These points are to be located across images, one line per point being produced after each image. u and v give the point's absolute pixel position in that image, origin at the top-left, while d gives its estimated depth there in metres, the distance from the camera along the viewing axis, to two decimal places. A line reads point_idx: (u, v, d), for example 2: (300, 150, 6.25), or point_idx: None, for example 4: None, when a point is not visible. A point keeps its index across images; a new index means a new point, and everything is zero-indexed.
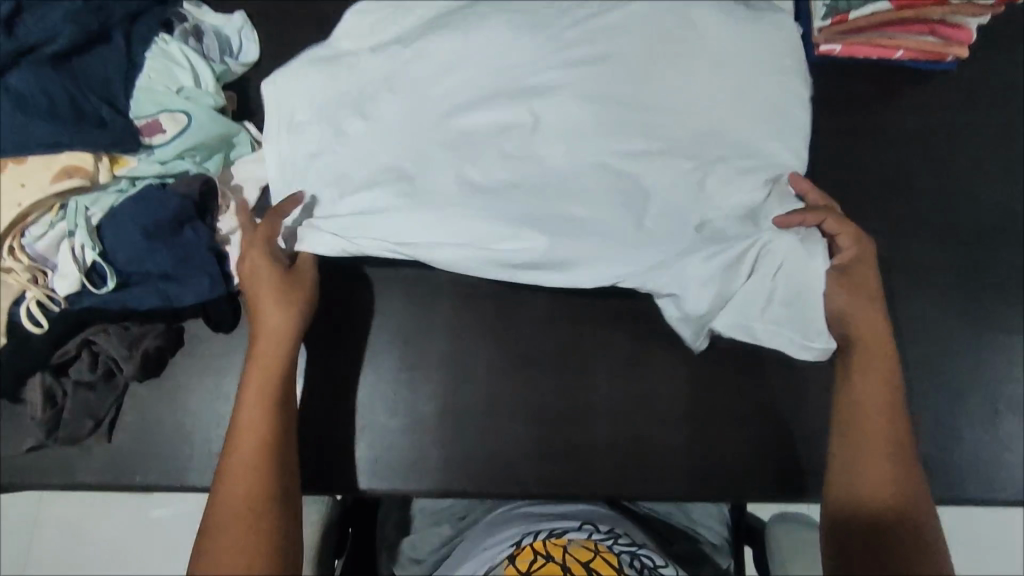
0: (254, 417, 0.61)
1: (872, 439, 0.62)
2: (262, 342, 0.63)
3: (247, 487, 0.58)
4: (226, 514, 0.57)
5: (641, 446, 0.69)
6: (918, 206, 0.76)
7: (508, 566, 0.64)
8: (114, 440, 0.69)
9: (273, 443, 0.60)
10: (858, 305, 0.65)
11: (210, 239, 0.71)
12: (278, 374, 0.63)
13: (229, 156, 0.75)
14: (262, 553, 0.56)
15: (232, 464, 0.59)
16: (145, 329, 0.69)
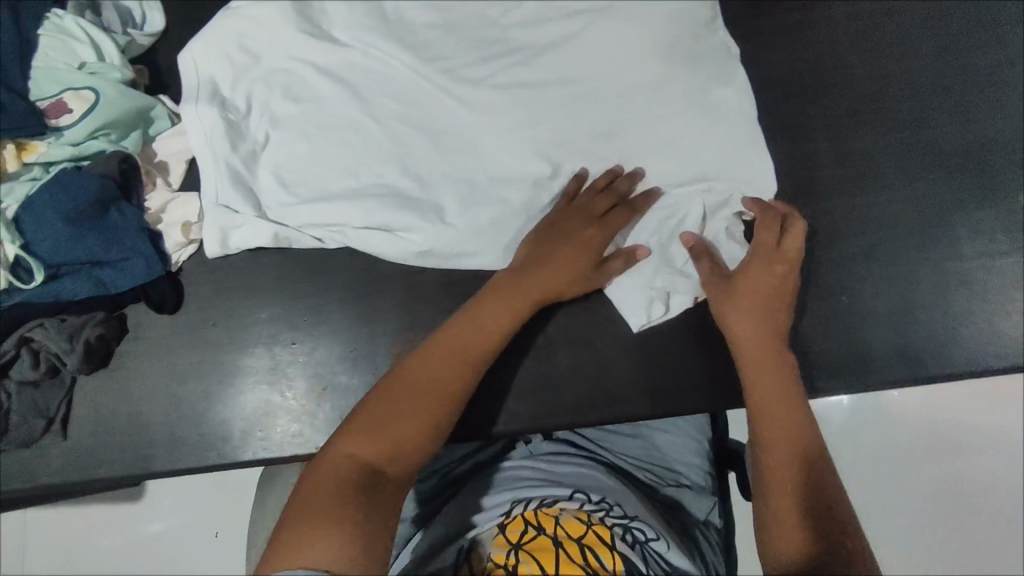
0: (495, 303, 0.64)
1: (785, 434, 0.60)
2: (512, 285, 0.65)
3: (406, 403, 0.57)
4: (401, 398, 0.57)
5: (605, 370, 0.70)
6: (853, 101, 0.76)
7: (498, 536, 0.64)
8: (70, 437, 0.67)
9: (442, 366, 0.59)
10: (752, 283, 0.66)
11: (139, 218, 0.67)
12: (567, 264, 0.66)
13: (148, 133, 0.72)
14: (399, 451, 0.54)
15: (386, 384, 0.58)
16: (84, 319, 0.66)
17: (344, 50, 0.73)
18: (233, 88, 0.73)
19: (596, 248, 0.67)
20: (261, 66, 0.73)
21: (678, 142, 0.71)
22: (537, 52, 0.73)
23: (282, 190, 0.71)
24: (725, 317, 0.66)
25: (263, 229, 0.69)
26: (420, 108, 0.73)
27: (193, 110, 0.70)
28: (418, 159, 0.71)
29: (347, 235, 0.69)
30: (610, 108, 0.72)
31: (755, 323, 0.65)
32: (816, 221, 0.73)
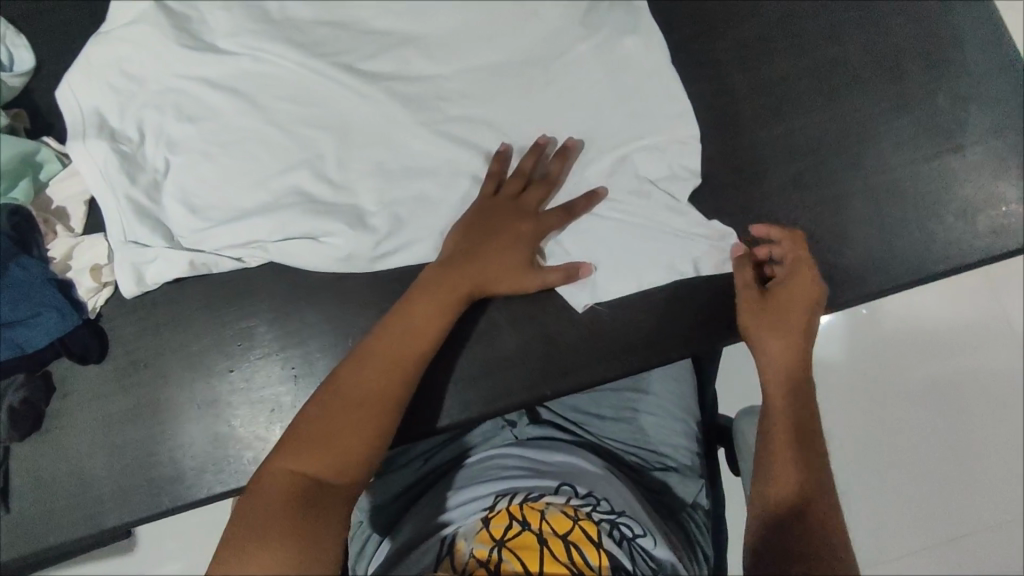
0: (425, 300, 0.61)
1: (788, 425, 0.61)
2: (445, 279, 0.62)
3: (343, 410, 0.56)
4: (334, 411, 0.56)
5: (554, 341, 0.69)
6: (758, 29, 0.75)
7: (481, 532, 0.61)
8: (13, 509, 0.64)
9: (379, 370, 0.58)
10: (799, 287, 0.64)
11: (43, 270, 0.64)
12: (500, 264, 0.64)
13: (39, 178, 0.68)
14: (338, 465, 0.54)
15: (325, 392, 0.57)
16: (6, 384, 0.64)
17: (230, 58, 0.69)
18: (120, 117, 0.69)
19: (532, 246, 0.65)
20: (144, 90, 0.69)
21: (589, 99, 0.70)
22: (431, 30, 0.71)
23: (192, 216, 0.67)
24: (748, 316, 0.65)
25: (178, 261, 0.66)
26: (319, 106, 0.69)
27: (80, 147, 0.66)
28: (326, 160, 0.69)
29: (267, 252, 0.67)
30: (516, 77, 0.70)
31: (785, 325, 0.64)
32: (742, 157, 0.72)
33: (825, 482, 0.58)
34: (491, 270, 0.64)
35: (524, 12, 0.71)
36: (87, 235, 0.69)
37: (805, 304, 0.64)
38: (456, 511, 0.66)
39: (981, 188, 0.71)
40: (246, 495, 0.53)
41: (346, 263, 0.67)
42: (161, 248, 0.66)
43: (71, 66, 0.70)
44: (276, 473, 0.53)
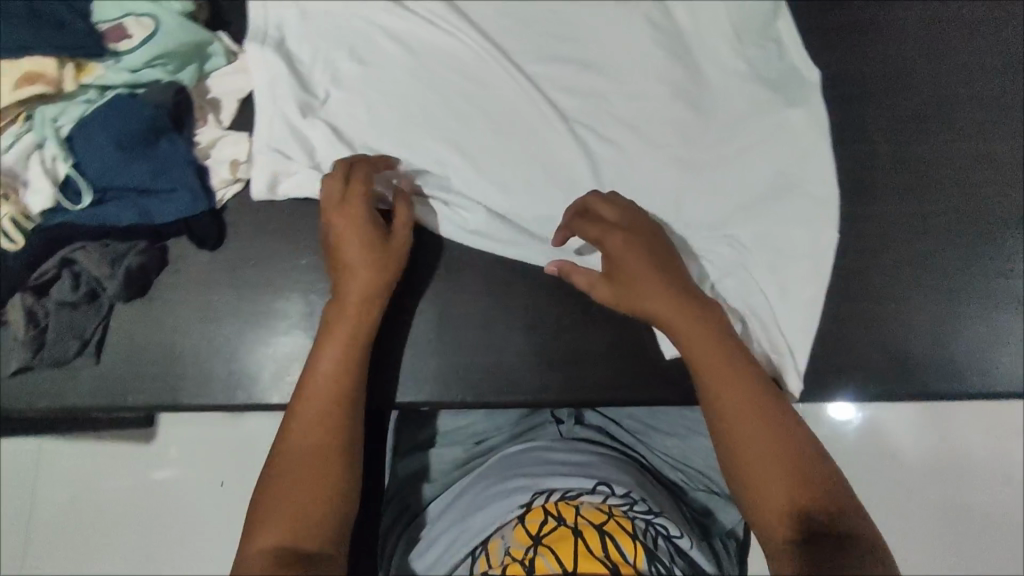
0: (326, 355, 0.62)
1: (747, 413, 0.56)
2: (343, 315, 0.63)
3: (304, 467, 0.56)
4: (297, 471, 0.56)
5: (642, 354, 0.68)
6: (917, 105, 0.74)
7: (519, 528, 0.62)
8: (103, 362, 0.68)
9: (322, 427, 0.58)
10: (647, 271, 0.63)
11: (187, 152, 0.67)
12: (380, 241, 0.64)
13: (203, 68, 0.71)
14: (308, 524, 0.54)
15: (280, 457, 0.57)
16: (127, 247, 0.67)
17: (410, 10, 0.74)
18: (296, 34, 0.73)
19: (377, 232, 0.64)
20: (325, 17, 0.74)
21: (725, 135, 0.73)
22: (595, 36, 0.76)
23: (334, 141, 0.70)
24: (634, 297, 0.63)
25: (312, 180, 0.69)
26: (480, 71, 0.73)
27: (258, 50, 0.71)
28: (469, 124, 0.72)
29: (394, 194, 0.69)
30: (668, 96, 0.74)
31: (664, 305, 0.62)
32: (865, 225, 0.72)
33: (805, 468, 0.54)
34: (383, 266, 0.64)
35: (683, 47, 0.76)
36: (232, 130, 0.72)
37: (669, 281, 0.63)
38: (489, 508, 0.67)
39: None
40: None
41: (468, 226, 0.69)
42: (299, 163, 0.69)
43: None
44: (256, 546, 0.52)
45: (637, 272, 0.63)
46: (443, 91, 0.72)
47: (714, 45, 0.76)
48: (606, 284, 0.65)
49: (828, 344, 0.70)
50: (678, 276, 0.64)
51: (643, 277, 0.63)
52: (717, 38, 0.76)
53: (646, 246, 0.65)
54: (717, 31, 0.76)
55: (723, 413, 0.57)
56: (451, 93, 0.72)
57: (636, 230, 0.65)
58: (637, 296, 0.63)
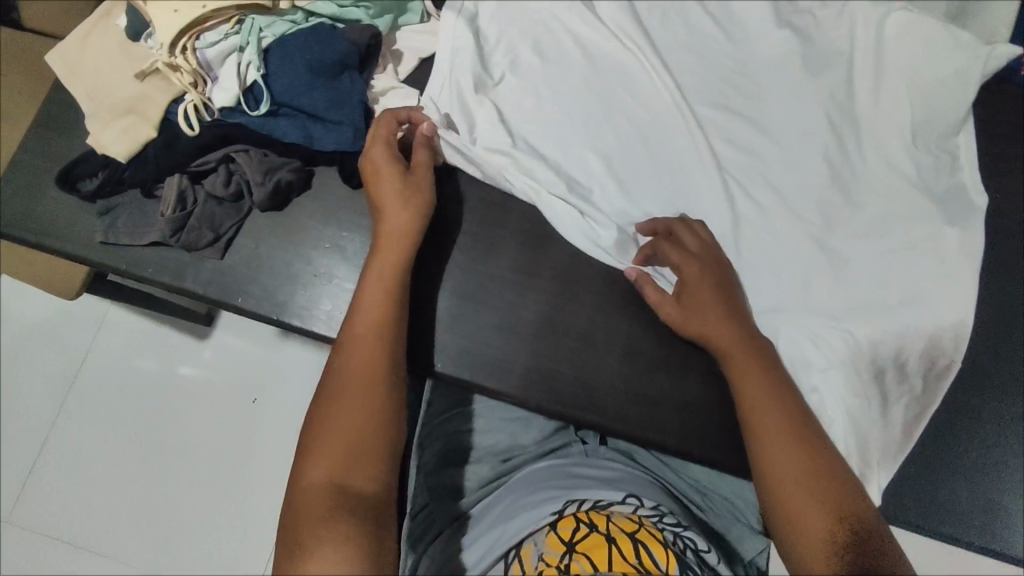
0: (370, 289, 0.61)
1: (785, 429, 0.59)
2: (383, 252, 0.63)
3: (348, 399, 0.55)
4: (342, 399, 0.55)
5: (727, 417, 0.68)
6: None
7: (551, 535, 0.60)
8: (225, 259, 0.71)
9: (363, 358, 0.57)
10: (708, 276, 0.65)
11: (363, 92, 0.70)
12: (390, 181, 0.64)
13: (398, 21, 0.75)
14: (359, 456, 0.53)
15: (327, 393, 0.56)
16: (282, 161, 0.70)
17: (603, 23, 0.76)
18: (490, 15, 0.76)
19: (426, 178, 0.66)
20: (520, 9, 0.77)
21: (874, 230, 0.71)
22: (767, 95, 0.75)
23: (495, 124, 0.72)
24: (691, 300, 0.65)
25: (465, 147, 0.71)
26: (651, 99, 0.74)
27: (453, 22, 0.74)
28: (626, 146, 0.73)
29: (537, 191, 0.71)
30: (828, 176, 0.73)
31: (718, 317, 0.64)
32: (989, 364, 0.69)
33: (841, 480, 0.56)
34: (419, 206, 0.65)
35: (854, 130, 0.74)
36: (405, 84, 0.75)
37: (725, 292, 0.65)
38: (516, 517, 0.65)
39: None
40: (283, 518, 0.51)
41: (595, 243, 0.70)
42: (460, 135, 0.71)
43: None
44: (304, 482, 0.51)
45: (711, 312, 0.64)
46: (609, 105, 0.74)
47: (886, 138, 0.74)
48: (671, 308, 0.66)
49: (918, 469, 0.67)
50: (749, 326, 0.65)
51: (705, 288, 0.65)
52: (891, 132, 0.74)
53: (722, 291, 0.65)
54: (895, 127, 0.74)
55: (764, 426, 0.59)
56: (615, 109, 0.74)
57: (716, 274, 0.66)
58: (694, 304, 0.65)
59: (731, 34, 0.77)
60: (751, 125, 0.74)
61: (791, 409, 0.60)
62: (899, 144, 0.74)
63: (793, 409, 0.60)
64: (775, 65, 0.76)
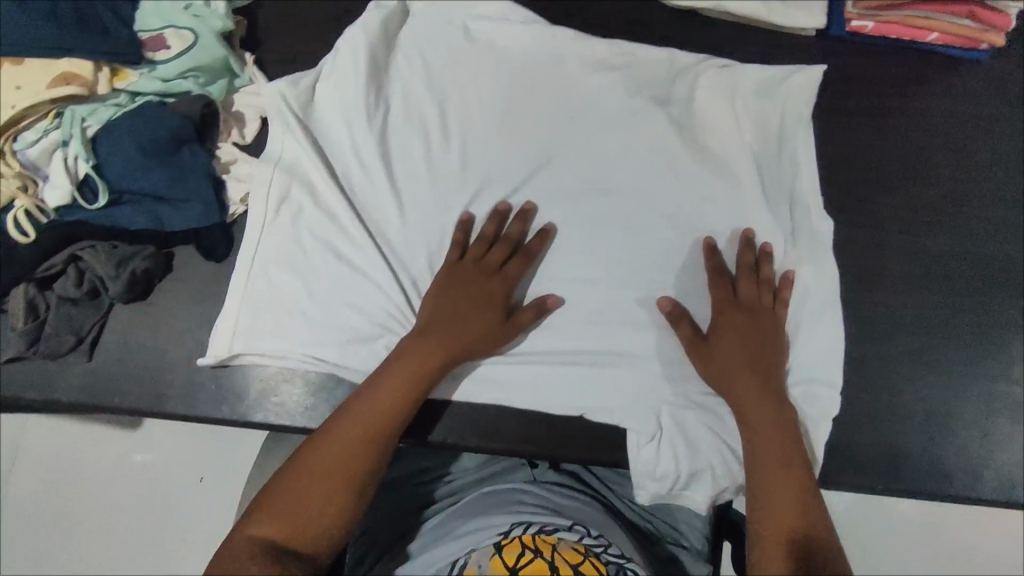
0: (386, 382, 0.61)
1: (786, 440, 0.61)
2: (402, 350, 0.63)
3: (317, 472, 0.57)
4: (306, 484, 0.56)
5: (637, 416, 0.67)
6: (933, 197, 0.75)
7: (495, 558, 0.60)
8: (95, 360, 0.68)
9: (347, 449, 0.58)
10: (742, 308, 0.66)
11: (208, 164, 0.69)
12: (471, 295, 0.66)
13: (232, 84, 0.73)
14: (316, 541, 0.55)
15: (312, 443, 0.59)
16: (134, 250, 0.67)
17: (443, 50, 0.76)
18: (333, 72, 0.73)
19: (501, 295, 0.66)
20: (352, 54, 0.73)
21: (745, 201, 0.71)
22: (620, 88, 0.75)
23: (355, 195, 0.71)
24: (725, 317, 0.66)
25: (304, 276, 0.68)
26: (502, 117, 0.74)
27: (284, 90, 0.71)
28: (486, 168, 0.73)
29: (403, 232, 0.71)
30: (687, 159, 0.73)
31: (745, 320, 0.65)
32: (869, 313, 0.71)
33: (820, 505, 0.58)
34: (482, 329, 0.65)
35: (709, 107, 0.74)
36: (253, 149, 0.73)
37: (754, 315, 0.66)
38: (461, 542, 0.64)
39: None
40: (218, 554, 0.54)
41: None
42: (320, 204, 0.70)
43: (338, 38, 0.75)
44: (253, 530, 0.54)
45: (732, 321, 0.65)
46: (470, 140, 0.73)
47: (740, 108, 0.74)
48: (694, 356, 0.66)
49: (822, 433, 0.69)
50: (775, 354, 0.65)
51: (736, 319, 0.66)
52: (744, 102, 0.74)
53: (752, 315, 0.66)
54: (747, 97, 0.74)
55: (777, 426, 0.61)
56: (474, 139, 0.73)
57: (757, 302, 0.66)
58: (731, 314, 0.66)
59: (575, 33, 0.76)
60: (607, 121, 0.74)
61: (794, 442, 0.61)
62: (752, 112, 0.74)
63: (780, 401, 0.63)
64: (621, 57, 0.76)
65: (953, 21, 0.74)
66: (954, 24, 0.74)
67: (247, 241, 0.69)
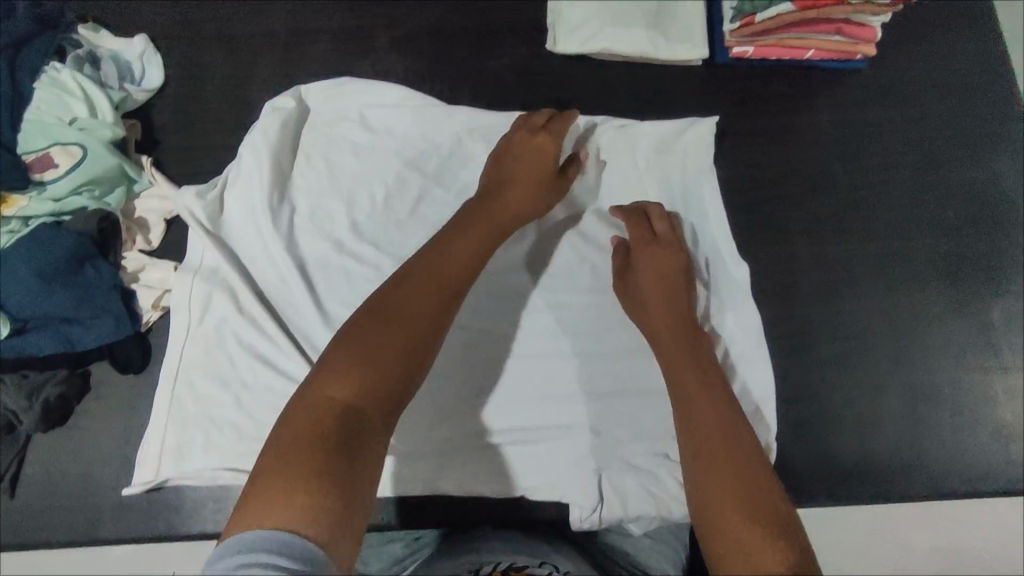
0: (465, 237, 0.64)
1: (706, 389, 0.62)
2: (478, 215, 0.67)
3: (376, 359, 0.52)
4: (370, 326, 0.54)
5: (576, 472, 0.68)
6: (835, 205, 0.77)
7: None
8: (18, 496, 0.66)
9: (425, 288, 0.59)
10: (661, 252, 0.70)
11: (113, 277, 0.68)
12: (527, 198, 0.69)
13: (132, 189, 0.72)
14: (384, 389, 0.51)
15: (370, 327, 0.54)
16: (46, 376, 0.65)
17: (346, 130, 0.77)
18: (236, 171, 0.74)
19: (550, 167, 0.71)
20: (253, 153, 0.74)
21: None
22: None
23: (271, 291, 0.71)
24: (648, 257, 0.70)
25: (232, 386, 0.68)
26: (409, 187, 0.75)
27: (188, 200, 0.71)
28: (400, 239, 0.73)
29: (323, 319, 0.70)
30: (593, 203, 0.75)
31: (663, 291, 0.69)
32: (788, 327, 0.73)
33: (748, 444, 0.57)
34: (547, 181, 0.71)
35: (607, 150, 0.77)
36: (161, 252, 0.72)
37: (675, 263, 0.70)
38: None
39: (1016, 408, 0.72)
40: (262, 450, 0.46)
41: None
42: (239, 311, 0.70)
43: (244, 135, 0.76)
44: (333, 383, 0.50)
45: (653, 261, 0.70)
46: (380, 218, 0.74)
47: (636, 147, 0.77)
48: (619, 283, 0.71)
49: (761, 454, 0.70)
50: (688, 295, 0.69)
51: (656, 262, 0.70)
52: (639, 141, 0.77)
53: (668, 258, 0.70)
54: (642, 135, 0.77)
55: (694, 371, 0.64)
56: (384, 216, 0.74)
57: (669, 241, 0.71)
58: (652, 258, 0.70)
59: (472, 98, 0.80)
60: None
61: (714, 389, 0.62)
62: (648, 149, 0.77)
63: (696, 358, 0.65)
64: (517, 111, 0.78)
65: (824, 39, 0.77)
66: (825, 42, 0.78)
67: (171, 362, 0.69)
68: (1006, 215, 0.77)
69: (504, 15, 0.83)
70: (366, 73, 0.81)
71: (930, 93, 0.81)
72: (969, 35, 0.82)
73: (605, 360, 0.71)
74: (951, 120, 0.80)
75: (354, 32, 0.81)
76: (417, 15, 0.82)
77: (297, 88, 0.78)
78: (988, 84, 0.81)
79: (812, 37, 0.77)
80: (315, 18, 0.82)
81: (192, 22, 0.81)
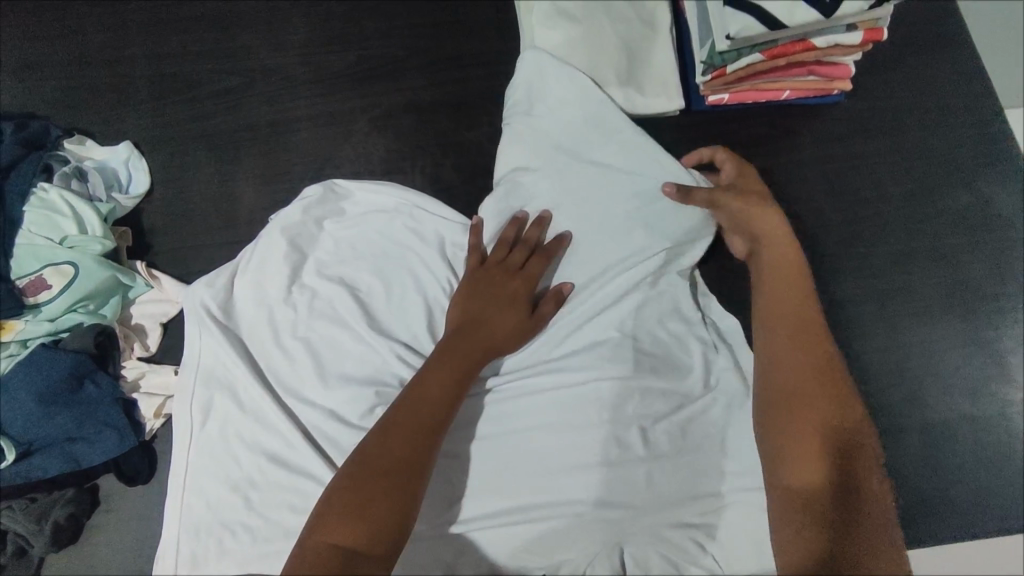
0: (440, 367, 0.63)
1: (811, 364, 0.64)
2: (459, 339, 0.65)
3: (368, 499, 0.54)
4: (364, 464, 0.56)
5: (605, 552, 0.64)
6: (830, 242, 0.76)
7: None
8: None
9: (412, 430, 0.59)
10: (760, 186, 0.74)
11: (114, 389, 0.68)
12: (502, 295, 0.68)
13: (128, 296, 0.74)
14: (372, 520, 0.54)
15: (359, 467, 0.56)
16: (53, 499, 0.66)
17: (355, 217, 0.76)
18: (248, 267, 0.74)
19: (511, 265, 0.70)
20: (272, 247, 0.74)
21: (657, 277, 0.73)
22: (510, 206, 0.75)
23: (276, 384, 0.70)
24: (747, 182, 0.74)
25: (240, 486, 0.66)
26: (408, 263, 0.74)
27: (204, 297, 0.72)
28: (403, 318, 0.72)
29: (327, 411, 0.68)
30: (598, 262, 0.73)
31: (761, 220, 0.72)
32: None
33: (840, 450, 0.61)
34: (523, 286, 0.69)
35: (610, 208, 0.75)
36: (159, 357, 0.73)
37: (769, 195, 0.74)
38: None
39: None
40: None
41: None
42: (244, 408, 0.69)
43: (261, 231, 0.77)
44: (319, 532, 0.53)
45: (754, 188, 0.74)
46: (387, 299, 0.73)
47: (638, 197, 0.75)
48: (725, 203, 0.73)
49: None
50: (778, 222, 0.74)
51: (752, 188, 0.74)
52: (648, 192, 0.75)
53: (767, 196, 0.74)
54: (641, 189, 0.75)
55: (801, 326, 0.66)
56: (387, 297, 0.73)
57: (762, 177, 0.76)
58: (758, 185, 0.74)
59: (454, 170, 0.81)
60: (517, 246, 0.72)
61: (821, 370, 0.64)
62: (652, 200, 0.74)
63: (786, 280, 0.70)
64: (518, 175, 0.76)
65: (801, 77, 0.77)
66: (800, 82, 0.77)
67: (178, 466, 0.68)
68: (1001, 237, 0.76)
69: (479, 86, 0.84)
70: (349, 155, 0.81)
71: (912, 120, 0.80)
72: (944, 59, 0.82)
73: (616, 425, 0.68)
74: (937, 145, 0.79)
75: (335, 116, 0.83)
76: (392, 93, 0.83)
77: (332, 180, 0.78)
78: (970, 105, 0.81)
79: (788, 75, 0.77)
80: (294, 107, 0.83)
81: (173, 125, 0.82)
